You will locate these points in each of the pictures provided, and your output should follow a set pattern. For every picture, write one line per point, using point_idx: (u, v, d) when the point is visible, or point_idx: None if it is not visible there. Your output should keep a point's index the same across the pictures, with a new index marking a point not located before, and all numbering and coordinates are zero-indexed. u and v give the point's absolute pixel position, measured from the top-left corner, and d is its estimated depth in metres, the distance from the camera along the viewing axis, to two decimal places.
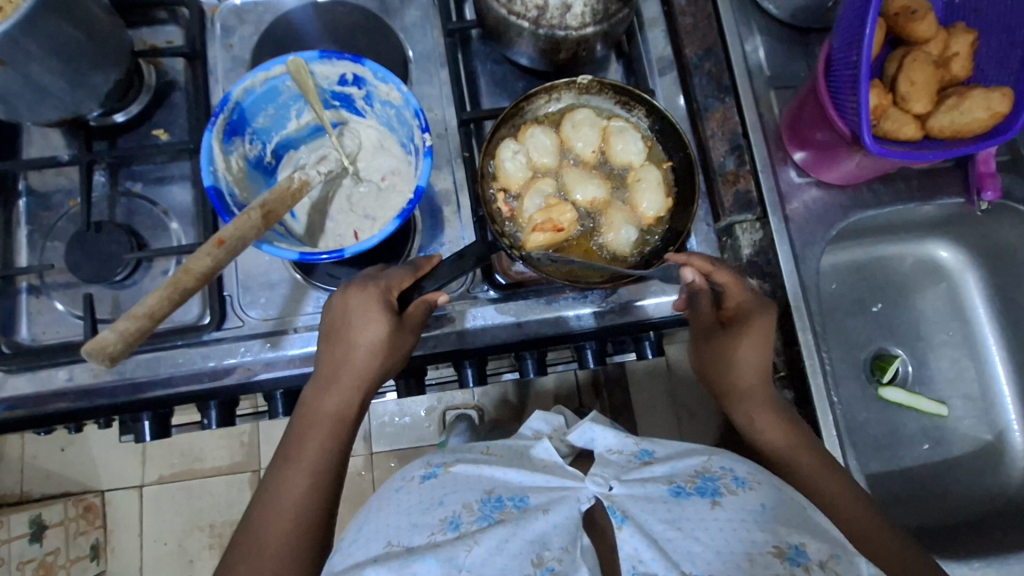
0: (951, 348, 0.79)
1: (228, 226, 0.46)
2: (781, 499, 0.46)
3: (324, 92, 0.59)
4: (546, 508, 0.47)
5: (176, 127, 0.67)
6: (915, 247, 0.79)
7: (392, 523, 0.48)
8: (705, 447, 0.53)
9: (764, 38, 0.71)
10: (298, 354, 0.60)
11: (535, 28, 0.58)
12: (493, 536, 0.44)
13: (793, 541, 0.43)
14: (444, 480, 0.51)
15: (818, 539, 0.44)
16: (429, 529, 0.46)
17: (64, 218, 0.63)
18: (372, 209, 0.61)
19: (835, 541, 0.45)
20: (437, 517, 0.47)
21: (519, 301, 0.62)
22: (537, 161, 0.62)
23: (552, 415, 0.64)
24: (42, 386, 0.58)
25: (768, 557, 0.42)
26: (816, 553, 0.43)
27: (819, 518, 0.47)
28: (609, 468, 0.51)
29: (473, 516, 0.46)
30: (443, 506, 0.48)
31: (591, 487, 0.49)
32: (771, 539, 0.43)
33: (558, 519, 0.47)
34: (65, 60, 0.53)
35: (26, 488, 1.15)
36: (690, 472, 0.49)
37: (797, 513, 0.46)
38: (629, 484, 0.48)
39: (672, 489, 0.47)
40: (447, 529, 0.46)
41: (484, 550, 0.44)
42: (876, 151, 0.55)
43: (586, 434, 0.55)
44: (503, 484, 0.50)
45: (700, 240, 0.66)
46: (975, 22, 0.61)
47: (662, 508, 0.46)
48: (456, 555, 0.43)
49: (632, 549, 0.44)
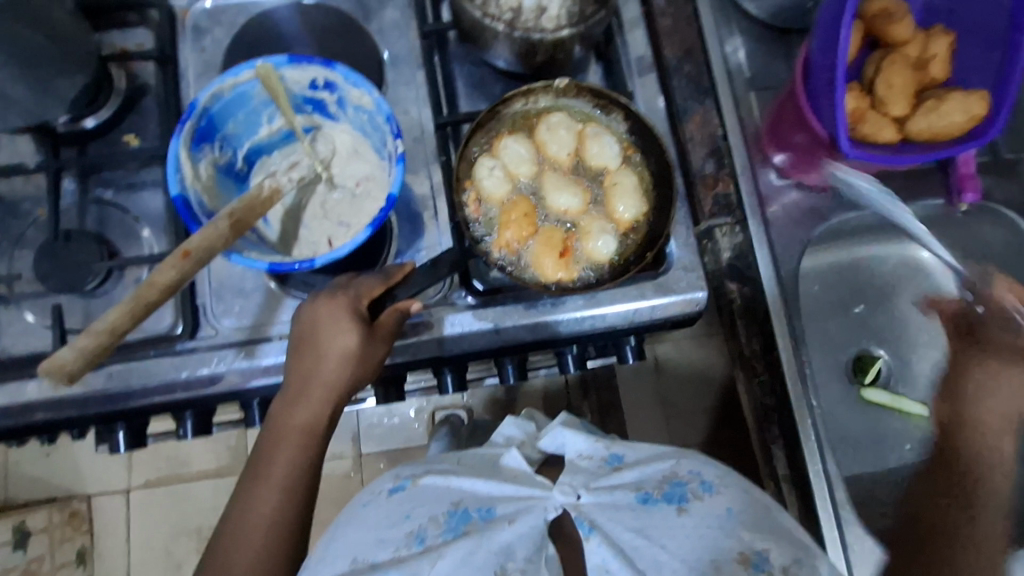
0: (932, 350, 0.77)
1: (194, 237, 0.45)
2: (748, 502, 0.46)
3: (296, 97, 0.58)
4: (512, 519, 0.46)
5: (147, 132, 0.66)
6: (899, 249, 0.78)
7: (359, 539, 0.47)
8: (677, 449, 0.53)
9: (744, 39, 0.70)
10: (272, 363, 0.59)
11: (510, 30, 0.57)
12: (458, 549, 0.44)
13: (759, 547, 0.43)
14: (412, 493, 0.50)
15: (784, 547, 0.44)
16: (394, 544, 0.46)
17: (33, 226, 0.62)
18: (346, 215, 0.59)
19: (801, 548, 0.45)
20: (403, 531, 0.46)
21: (497, 308, 0.60)
22: (515, 171, 0.62)
23: (525, 423, 0.64)
24: (10, 399, 0.57)
25: (734, 565, 0.42)
26: (780, 558, 0.43)
27: (784, 519, 0.47)
28: (578, 475, 0.50)
29: (439, 529, 0.46)
30: (410, 520, 0.47)
31: (558, 497, 0.48)
32: (736, 545, 0.43)
33: (523, 529, 0.46)
34: (28, 66, 0.52)
35: (10, 495, 1.14)
36: (659, 477, 0.49)
37: (763, 516, 0.46)
38: (597, 492, 0.48)
39: (639, 495, 0.47)
40: (412, 543, 0.45)
41: (448, 563, 0.43)
42: (853, 156, 0.54)
43: (558, 439, 0.56)
44: (470, 494, 0.49)
45: (680, 245, 0.62)
46: (953, 23, 0.61)
47: (631, 516, 0.45)
48: (419, 570, 0.43)
49: (600, 561, 0.44)
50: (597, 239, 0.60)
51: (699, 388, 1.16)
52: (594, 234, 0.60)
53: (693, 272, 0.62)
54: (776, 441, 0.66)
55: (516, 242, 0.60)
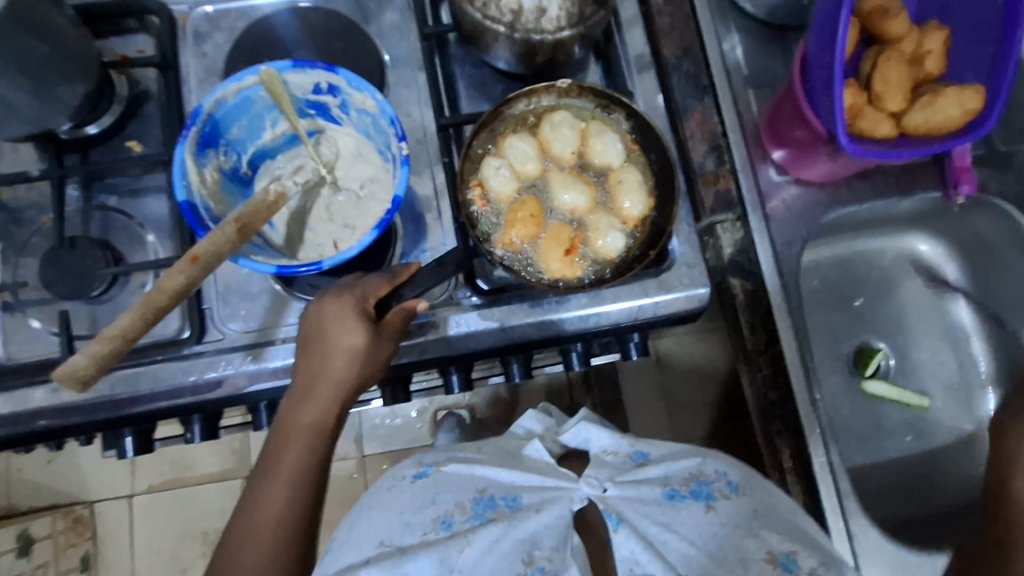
0: (932, 340, 0.79)
1: (202, 241, 0.45)
2: (772, 503, 0.48)
3: (299, 101, 0.58)
4: (539, 508, 0.47)
5: (149, 138, 0.66)
6: (896, 241, 0.79)
7: (384, 523, 0.48)
8: (697, 448, 0.54)
9: (741, 37, 0.71)
10: (280, 365, 0.60)
11: (510, 32, 0.58)
12: (485, 536, 0.45)
13: (787, 548, 0.44)
14: (436, 480, 0.51)
15: (810, 549, 0.45)
16: (422, 528, 0.47)
17: (37, 233, 0.62)
18: (351, 218, 0.60)
19: (822, 552, 0.46)
20: (429, 517, 0.47)
21: (503, 307, 0.61)
22: (521, 170, 0.62)
23: (545, 416, 0.64)
24: (18, 406, 0.57)
25: (761, 563, 0.43)
26: (807, 559, 0.44)
27: (805, 525, 0.48)
28: (604, 469, 0.51)
29: (465, 515, 0.47)
30: (435, 505, 0.48)
31: (585, 489, 0.49)
32: (763, 547, 0.44)
33: (549, 519, 0.47)
34: (31, 74, 0.52)
35: (13, 502, 1.14)
36: (684, 475, 0.50)
37: (788, 517, 0.47)
38: (623, 486, 0.49)
39: (666, 491, 0.48)
40: (439, 528, 0.46)
41: (476, 551, 0.45)
42: (851, 151, 0.55)
43: (582, 435, 0.55)
44: (495, 483, 0.50)
45: (682, 242, 0.63)
46: (946, 19, 0.62)
47: (658, 511, 0.47)
48: (449, 556, 0.44)
49: (628, 553, 0.45)
50: (606, 235, 0.61)
51: (701, 383, 1.17)
52: (604, 230, 0.61)
53: (696, 268, 0.62)
54: (779, 434, 0.66)
55: (522, 240, 0.61)
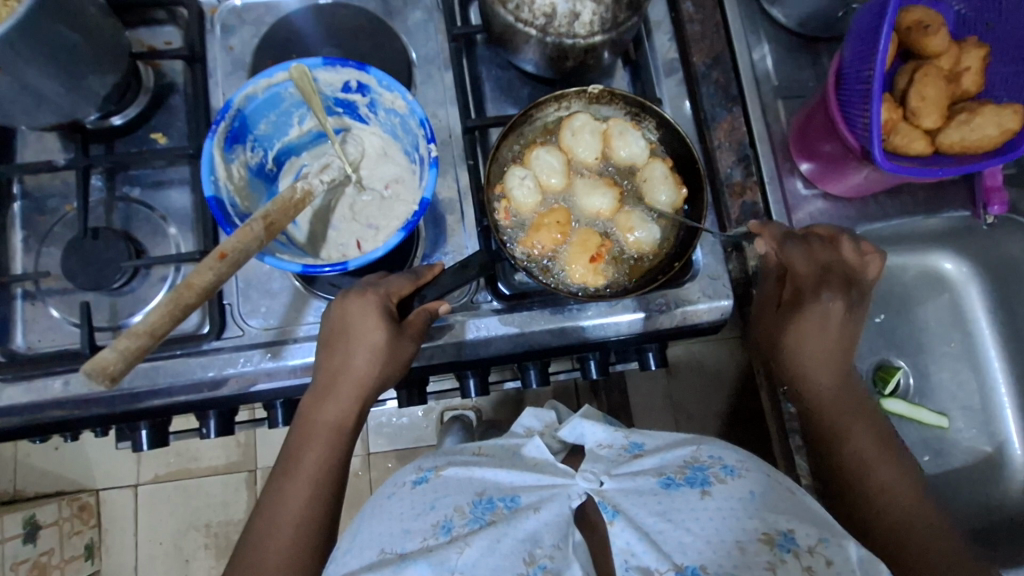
0: (952, 360, 0.78)
1: (229, 239, 0.45)
2: (770, 485, 0.47)
3: (327, 99, 0.58)
4: (537, 508, 0.47)
5: (174, 131, 0.65)
6: (921, 259, 0.77)
7: (385, 530, 0.48)
8: (695, 436, 0.54)
9: (772, 46, 0.70)
10: (299, 364, 0.59)
11: (542, 35, 0.57)
12: (485, 537, 0.44)
13: (782, 527, 0.43)
14: (435, 483, 0.51)
15: (808, 523, 0.44)
16: (422, 534, 0.46)
17: (60, 223, 0.62)
18: (374, 218, 0.60)
19: (825, 525, 0.44)
20: (429, 521, 0.47)
21: (523, 313, 0.60)
22: (546, 182, 0.61)
23: (543, 411, 0.64)
24: (36, 396, 0.57)
25: (758, 545, 0.42)
26: (806, 538, 0.43)
27: (810, 503, 0.47)
28: (600, 463, 0.51)
29: (464, 519, 0.47)
30: (435, 510, 0.48)
31: (581, 484, 0.49)
32: (760, 527, 0.43)
33: (548, 517, 0.47)
34: (61, 64, 0.52)
35: (19, 487, 1.14)
36: (680, 463, 0.50)
37: (786, 499, 0.46)
38: (620, 479, 0.49)
39: (662, 480, 0.48)
40: (439, 533, 0.46)
41: (476, 551, 0.43)
42: (886, 167, 0.54)
43: (577, 429, 0.56)
44: (493, 484, 0.50)
45: (707, 253, 0.62)
46: (986, 36, 0.60)
47: (653, 501, 0.46)
48: (448, 558, 0.43)
49: (624, 544, 0.45)
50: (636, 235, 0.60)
51: (711, 392, 1.15)
52: (636, 226, 0.60)
53: (719, 280, 0.62)
54: (798, 451, 0.66)
55: (547, 248, 0.60)
